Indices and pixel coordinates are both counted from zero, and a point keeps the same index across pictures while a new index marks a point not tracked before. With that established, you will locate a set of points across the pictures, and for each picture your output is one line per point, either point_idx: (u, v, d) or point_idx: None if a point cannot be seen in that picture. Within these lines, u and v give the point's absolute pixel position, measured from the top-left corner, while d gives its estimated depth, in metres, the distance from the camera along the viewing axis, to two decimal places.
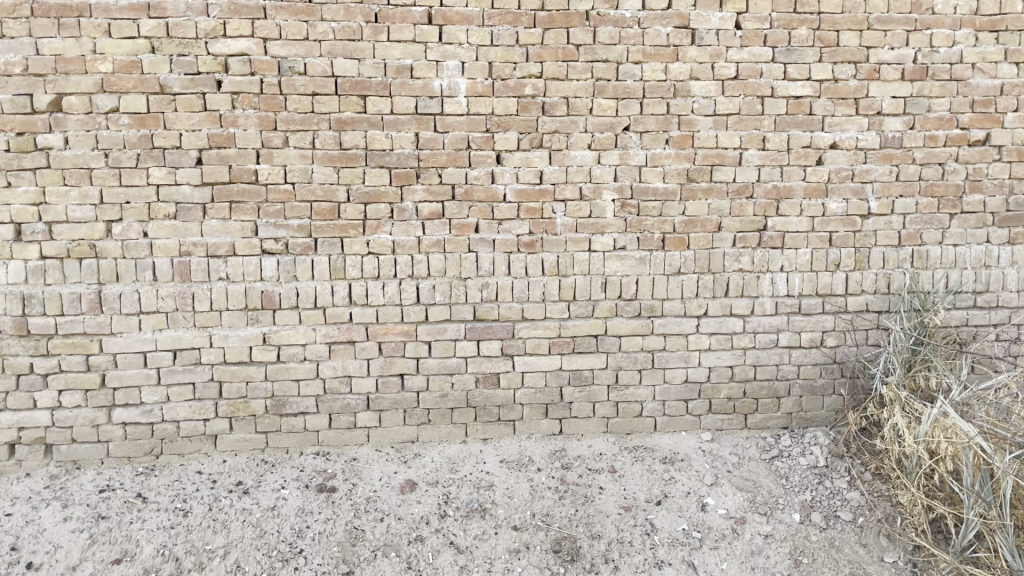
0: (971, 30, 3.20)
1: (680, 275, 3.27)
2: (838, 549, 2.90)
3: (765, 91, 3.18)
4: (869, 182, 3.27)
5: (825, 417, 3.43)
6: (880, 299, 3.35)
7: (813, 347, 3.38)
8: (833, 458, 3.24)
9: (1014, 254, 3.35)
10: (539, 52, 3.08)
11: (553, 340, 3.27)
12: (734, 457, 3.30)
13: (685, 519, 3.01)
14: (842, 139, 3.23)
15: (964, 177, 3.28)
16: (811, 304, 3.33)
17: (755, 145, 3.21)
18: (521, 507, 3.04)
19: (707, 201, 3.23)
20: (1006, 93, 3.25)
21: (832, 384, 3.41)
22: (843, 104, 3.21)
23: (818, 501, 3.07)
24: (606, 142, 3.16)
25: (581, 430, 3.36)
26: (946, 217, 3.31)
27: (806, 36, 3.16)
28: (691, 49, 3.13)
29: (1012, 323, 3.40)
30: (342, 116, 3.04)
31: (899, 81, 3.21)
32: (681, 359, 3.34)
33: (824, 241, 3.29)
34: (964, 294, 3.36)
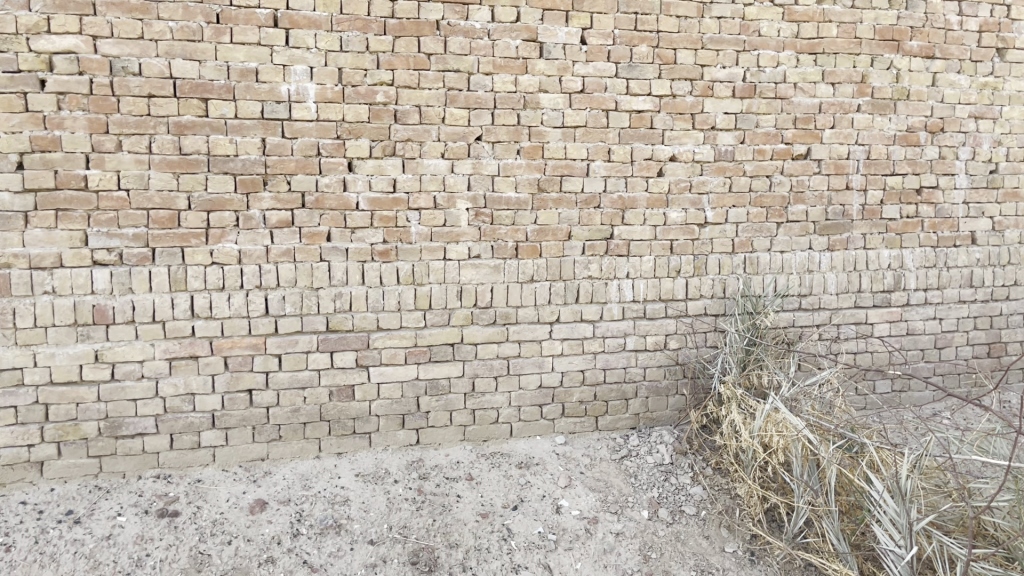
0: (792, 52, 3.46)
1: (533, 283, 3.33)
2: (683, 542, 3.03)
3: (609, 105, 3.30)
4: (705, 193, 3.46)
5: (669, 417, 3.59)
6: (717, 303, 3.55)
7: (657, 350, 3.53)
8: (677, 456, 3.40)
9: (833, 260, 3.64)
10: (389, 59, 3.06)
11: (408, 350, 3.24)
12: (586, 458, 3.39)
13: (541, 522, 3.06)
14: (680, 152, 3.40)
15: (788, 188, 3.54)
16: (655, 309, 3.49)
17: (602, 156, 3.33)
18: (377, 521, 2.99)
19: (558, 211, 3.31)
20: (823, 111, 3.53)
21: (675, 384, 3.58)
22: (681, 118, 3.39)
23: (664, 498, 3.21)
24: (458, 151, 3.17)
25: (437, 439, 3.35)
26: (774, 226, 3.55)
27: (646, 53, 3.31)
28: (539, 62, 3.21)
29: (833, 323, 3.68)
30: (181, 120, 2.90)
31: (730, 98, 3.43)
32: (535, 365, 3.40)
33: (666, 249, 3.45)
34: (791, 297, 3.61)
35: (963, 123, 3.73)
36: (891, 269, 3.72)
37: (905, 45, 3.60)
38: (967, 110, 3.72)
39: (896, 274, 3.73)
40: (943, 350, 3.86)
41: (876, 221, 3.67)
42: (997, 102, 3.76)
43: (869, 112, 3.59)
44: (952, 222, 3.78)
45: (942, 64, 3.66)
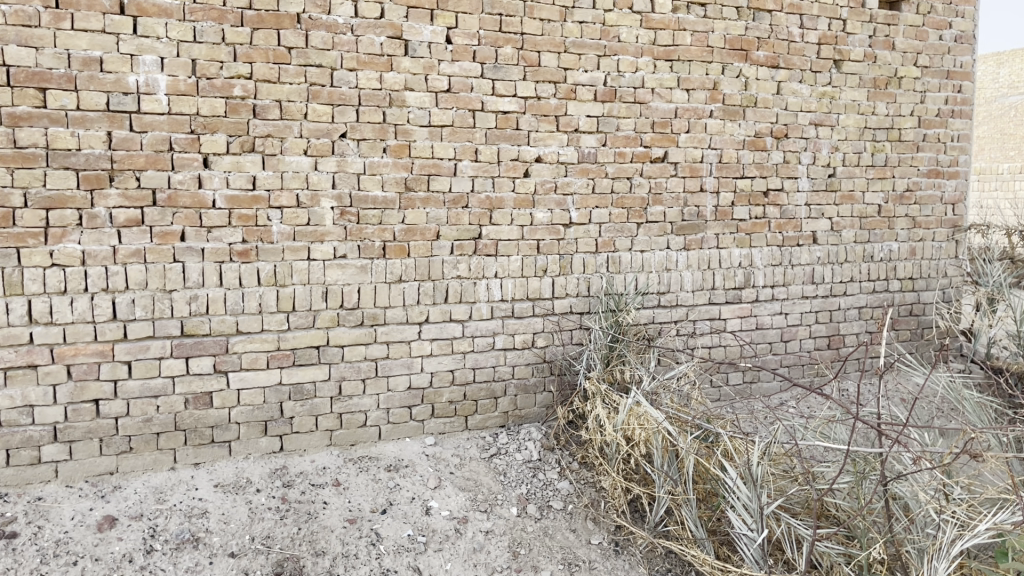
0: (650, 58, 3.59)
1: (401, 283, 3.29)
2: (551, 537, 3.07)
3: (475, 105, 3.31)
4: (570, 193, 3.53)
5: (537, 414, 3.64)
6: (582, 301, 3.63)
7: (525, 348, 3.57)
8: (545, 452, 3.46)
9: (690, 258, 3.81)
10: (247, 52, 2.94)
11: (271, 354, 3.14)
12: (456, 458, 3.39)
13: (410, 524, 3.02)
14: (545, 153, 3.46)
15: (647, 190, 3.67)
16: (523, 308, 3.53)
17: (468, 156, 3.33)
18: (239, 532, 2.86)
19: (425, 210, 3.29)
20: (679, 116, 3.68)
21: (543, 381, 3.63)
22: (545, 120, 3.44)
23: (532, 494, 3.25)
24: (322, 148, 3.09)
25: (303, 445, 3.25)
26: (635, 226, 3.67)
27: (511, 55, 3.34)
28: (404, 60, 3.17)
29: (690, 319, 3.85)
30: (15, 110, 2.68)
31: (592, 102, 3.51)
32: (404, 366, 3.36)
33: (532, 248, 3.50)
34: (651, 294, 3.75)
35: (805, 130, 3.98)
36: (742, 267, 3.93)
37: (753, 54, 3.81)
38: (808, 118, 3.98)
39: (746, 272, 3.94)
40: (789, 342, 4.11)
41: (728, 222, 3.87)
42: (834, 110, 4.04)
43: (721, 118, 3.78)
44: (796, 223, 4.03)
45: (786, 74, 3.90)
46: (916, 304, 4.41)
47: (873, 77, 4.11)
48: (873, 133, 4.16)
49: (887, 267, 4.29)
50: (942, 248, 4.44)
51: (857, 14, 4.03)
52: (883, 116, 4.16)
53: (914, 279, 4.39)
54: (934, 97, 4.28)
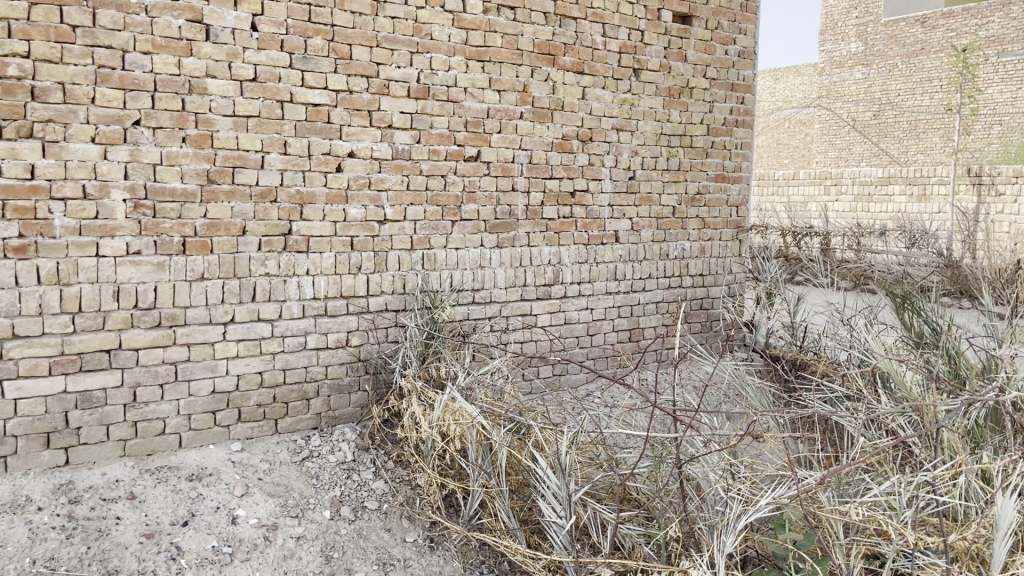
0: (462, 58, 3.63)
1: (204, 281, 3.12)
2: (365, 538, 3.02)
3: (283, 96, 3.19)
4: (383, 190, 3.49)
5: (351, 414, 3.58)
6: (397, 299, 3.61)
7: (339, 347, 3.50)
8: (359, 452, 3.41)
9: (502, 256, 3.89)
10: (24, 28, 2.67)
11: (54, 359, 2.86)
12: (264, 463, 3.24)
13: (215, 535, 2.85)
14: (358, 149, 3.40)
15: (461, 188, 3.71)
16: (336, 306, 3.45)
17: (276, 149, 3.21)
18: (16, 556, 2.57)
19: (230, 204, 3.14)
20: (491, 116, 3.75)
21: (357, 381, 3.58)
22: (358, 115, 3.39)
23: (346, 496, 3.19)
24: (113, 136, 2.86)
25: (92, 457, 2.99)
26: (449, 224, 3.70)
27: (321, 46, 3.26)
28: (205, 46, 3.00)
29: (502, 315, 3.94)
30: None
31: (405, 98, 3.50)
32: (207, 369, 3.18)
33: (345, 245, 3.43)
34: (465, 291, 3.80)
35: (608, 134, 4.19)
36: (552, 264, 4.08)
37: (559, 59, 3.95)
38: (610, 122, 4.19)
39: (555, 269, 4.09)
40: (595, 336, 4.32)
41: (537, 221, 3.99)
42: (634, 116, 4.28)
43: (530, 120, 3.89)
44: (600, 222, 4.24)
45: (590, 79, 4.08)
46: (706, 299, 4.77)
47: (667, 87, 4.40)
48: (668, 139, 4.44)
49: (681, 265, 4.61)
50: (727, 247, 4.83)
51: (654, 26, 4.29)
52: (676, 123, 4.46)
53: (704, 275, 4.74)
54: (721, 107, 4.65)
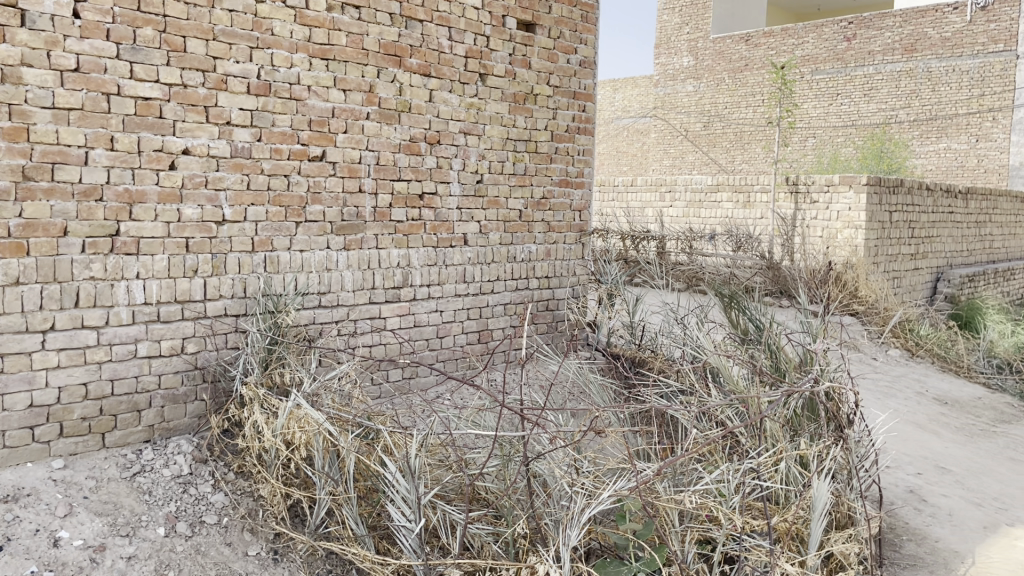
0: (305, 55, 3.54)
1: (19, 286, 2.87)
2: (204, 554, 2.86)
3: (110, 88, 3.00)
4: (222, 189, 3.35)
5: (188, 425, 3.40)
6: (237, 303, 3.47)
7: (173, 355, 3.31)
8: (197, 464, 3.24)
9: (349, 258, 3.83)
10: None
11: None
12: (91, 481, 3.00)
13: (33, 561, 2.61)
14: (194, 146, 3.24)
15: (305, 189, 3.62)
16: (171, 311, 3.27)
17: (102, 144, 3.01)
18: None
19: (49, 203, 2.91)
20: (336, 116, 3.68)
21: (193, 390, 3.40)
22: (193, 110, 3.23)
23: (182, 511, 3.01)
24: None
25: None
26: (292, 225, 3.60)
27: (152, 37, 3.08)
28: (19, 32, 2.78)
29: (350, 319, 3.87)
30: None
31: (245, 94, 3.37)
32: (24, 381, 2.93)
33: (180, 247, 3.26)
34: (311, 295, 3.70)
35: (455, 137, 4.21)
36: (400, 266, 4.05)
37: (405, 61, 3.93)
38: (457, 126, 4.22)
39: (404, 272, 4.07)
40: (444, 339, 4.32)
41: (385, 223, 3.96)
42: (480, 121, 4.33)
43: (376, 120, 3.85)
44: (448, 225, 4.26)
45: (437, 83, 4.09)
46: (552, 300, 4.90)
47: (512, 93, 4.47)
48: (514, 143, 4.52)
49: (527, 267, 4.71)
50: (571, 250, 4.98)
51: (499, 32, 4.36)
52: (522, 129, 4.56)
53: (550, 277, 4.87)
54: (564, 115, 4.79)
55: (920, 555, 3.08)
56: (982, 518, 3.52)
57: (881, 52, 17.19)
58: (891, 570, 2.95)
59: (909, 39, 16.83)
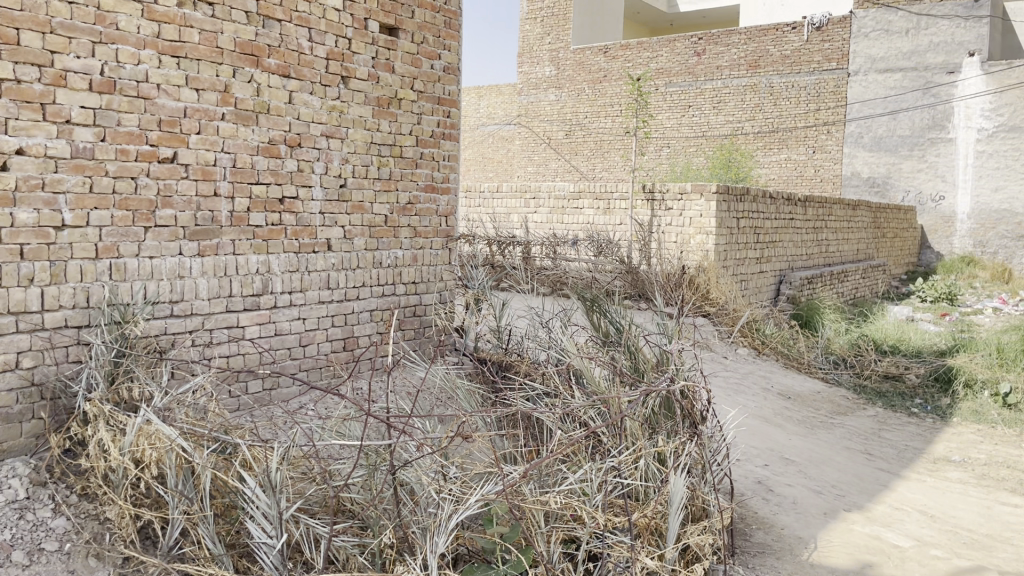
0: (153, 52, 3.36)
1: None
2: None
3: None
4: (61, 192, 3.13)
5: (24, 446, 3.13)
6: (79, 314, 3.24)
7: (7, 371, 3.05)
8: (34, 488, 2.99)
9: (204, 265, 3.66)
10: None
11: None
12: None
13: None
14: (29, 145, 3.01)
15: (155, 192, 3.43)
16: (3, 324, 3.01)
17: None
18: None
19: None
20: (188, 116, 3.52)
21: (30, 408, 3.14)
22: (28, 107, 3.00)
23: (18, 539, 2.75)
24: None
25: None
26: (141, 230, 3.40)
27: None
28: None
29: (205, 329, 3.69)
30: None
31: (87, 92, 3.16)
32: None
33: (14, 254, 3.01)
34: (162, 304, 3.51)
35: (317, 141, 4.11)
36: (259, 273, 3.91)
37: (263, 61, 3.81)
38: (318, 129, 4.12)
39: (263, 278, 3.93)
40: (307, 347, 4.19)
41: (243, 228, 3.81)
42: (342, 124, 4.24)
43: (232, 122, 3.70)
44: (311, 230, 4.15)
45: (297, 84, 3.98)
46: (419, 306, 4.87)
47: (376, 96, 4.42)
48: (378, 148, 4.47)
49: (393, 273, 4.66)
50: (438, 256, 4.96)
51: (360, 35, 4.30)
52: (385, 133, 4.51)
53: (417, 283, 4.84)
54: (428, 120, 4.77)
55: (768, 542, 3.27)
56: (822, 505, 3.79)
57: (728, 67, 18.17)
58: (743, 558, 3.12)
59: (753, 55, 17.89)
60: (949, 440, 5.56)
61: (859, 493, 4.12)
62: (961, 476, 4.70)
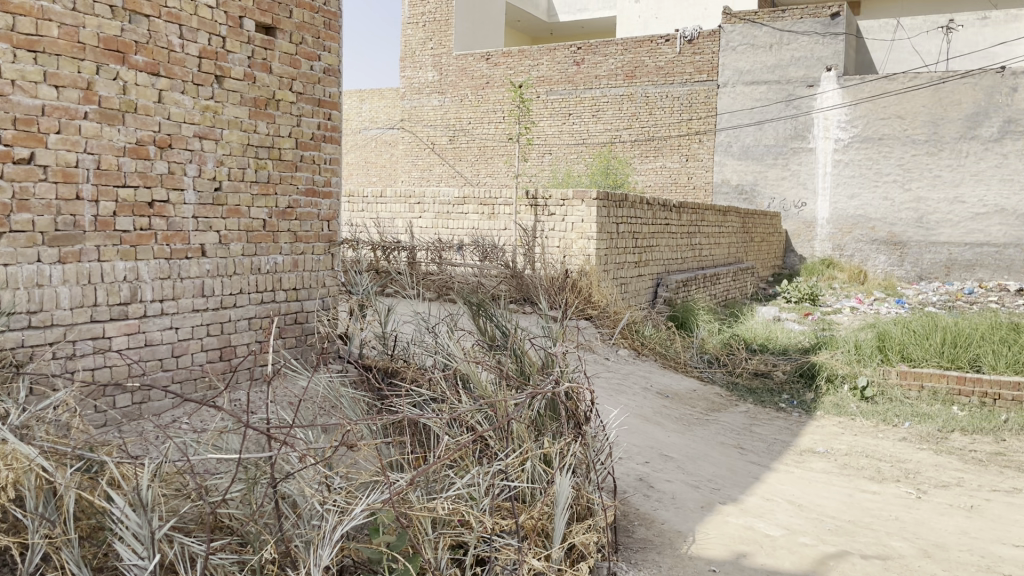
0: (7, 46, 3.15)
1: None
2: None
3: None
4: None
5: None
6: None
7: None
8: None
9: (65, 272, 3.44)
10: None
11: None
12: None
13: None
14: None
15: (10, 195, 3.22)
16: None
17: None
18: None
19: None
20: (47, 115, 3.31)
21: None
22: None
23: None
24: None
25: None
26: None
27: None
28: None
29: (68, 340, 3.47)
30: None
31: None
32: None
33: None
34: (18, 314, 3.28)
35: (189, 142, 3.95)
36: (127, 280, 3.71)
37: (130, 58, 3.62)
38: (191, 129, 3.95)
39: (132, 286, 3.73)
40: (180, 357, 4.01)
41: (109, 233, 3.61)
42: (217, 125, 4.09)
43: (96, 121, 3.50)
44: (183, 235, 3.97)
45: (167, 82, 3.81)
46: (300, 313, 4.74)
47: (252, 97, 4.28)
48: (255, 150, 4.33)
49: (272, 279, 4.52)
50: (319, 261, 4.86)
51: (235, 33, 4.15)
52: (263, 135, 4.37)
53: (298, 289, 4.72)
54: (308, 122, 4.66)
55: (649, 537, 3.37)
56: (699, 498, 3.94)
57: (606, 76, 18.72)
58: (626, 554, 3.20)
59: (629, 66, 18.51)
60: (814, 433, 5.89)
61: (733, 486, 4.31)
62: (824, 466, 5.00)
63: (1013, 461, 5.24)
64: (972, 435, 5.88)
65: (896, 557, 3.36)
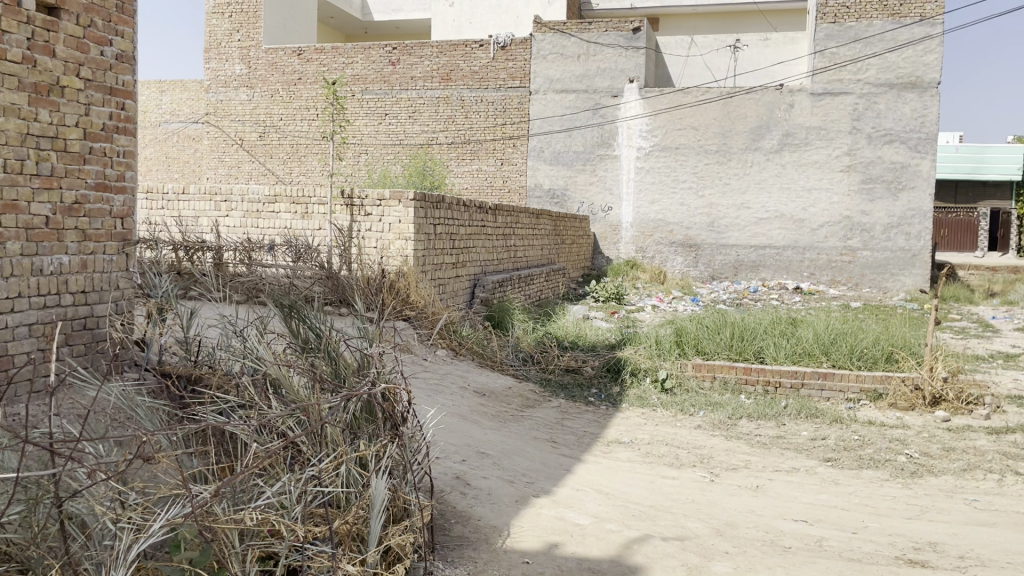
0: None
1: None
2: None
3: None
4: None
5: None
6: None
7: None
8: None
9: None
10: None
11: None
12: None
13: None
14: None
15: None
16: None
17: None
18: None
19: None
20: None
21: None
22: None
23: None
24: None
25: None
26: None
27: None
28: None
29: None
30: None
31: None
32: None
33: None
34: None
35: None
36: None
37: None
38: None
39: None
40: None
41: None
42: None
43: None
44: None
45: None
46: (90, 318, 4.39)
47: (32, 82, 3.92)
48: (36, 140, 3.96)
49: (57, 281, 4.15)
50: (112, 262, 4.51)
51: (12, 11, 3.78)
52: (45, 124, 4.01)
53: (87, 292, 4.36)
54: (98, 111, 4.32)
55: (465, 535, 3.41)
56: (514, 493, 4.04)
57: (421, 78, 18.79)
58: (442, 552, 3.23)
59: (444, 68, 18.70)
60: (619, 424, 6.21)
61: (546, 479, 4.46)
62: (629, 455, 5.29)
63: (790, 443, 5.79)
64: (756, 420, 6.44)
65: (693, 537, 3.62)
